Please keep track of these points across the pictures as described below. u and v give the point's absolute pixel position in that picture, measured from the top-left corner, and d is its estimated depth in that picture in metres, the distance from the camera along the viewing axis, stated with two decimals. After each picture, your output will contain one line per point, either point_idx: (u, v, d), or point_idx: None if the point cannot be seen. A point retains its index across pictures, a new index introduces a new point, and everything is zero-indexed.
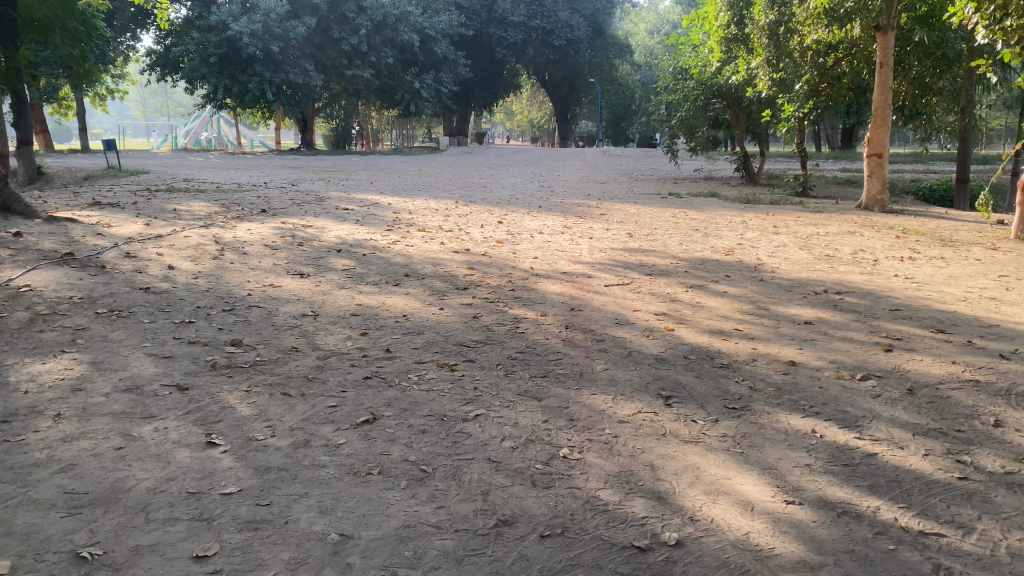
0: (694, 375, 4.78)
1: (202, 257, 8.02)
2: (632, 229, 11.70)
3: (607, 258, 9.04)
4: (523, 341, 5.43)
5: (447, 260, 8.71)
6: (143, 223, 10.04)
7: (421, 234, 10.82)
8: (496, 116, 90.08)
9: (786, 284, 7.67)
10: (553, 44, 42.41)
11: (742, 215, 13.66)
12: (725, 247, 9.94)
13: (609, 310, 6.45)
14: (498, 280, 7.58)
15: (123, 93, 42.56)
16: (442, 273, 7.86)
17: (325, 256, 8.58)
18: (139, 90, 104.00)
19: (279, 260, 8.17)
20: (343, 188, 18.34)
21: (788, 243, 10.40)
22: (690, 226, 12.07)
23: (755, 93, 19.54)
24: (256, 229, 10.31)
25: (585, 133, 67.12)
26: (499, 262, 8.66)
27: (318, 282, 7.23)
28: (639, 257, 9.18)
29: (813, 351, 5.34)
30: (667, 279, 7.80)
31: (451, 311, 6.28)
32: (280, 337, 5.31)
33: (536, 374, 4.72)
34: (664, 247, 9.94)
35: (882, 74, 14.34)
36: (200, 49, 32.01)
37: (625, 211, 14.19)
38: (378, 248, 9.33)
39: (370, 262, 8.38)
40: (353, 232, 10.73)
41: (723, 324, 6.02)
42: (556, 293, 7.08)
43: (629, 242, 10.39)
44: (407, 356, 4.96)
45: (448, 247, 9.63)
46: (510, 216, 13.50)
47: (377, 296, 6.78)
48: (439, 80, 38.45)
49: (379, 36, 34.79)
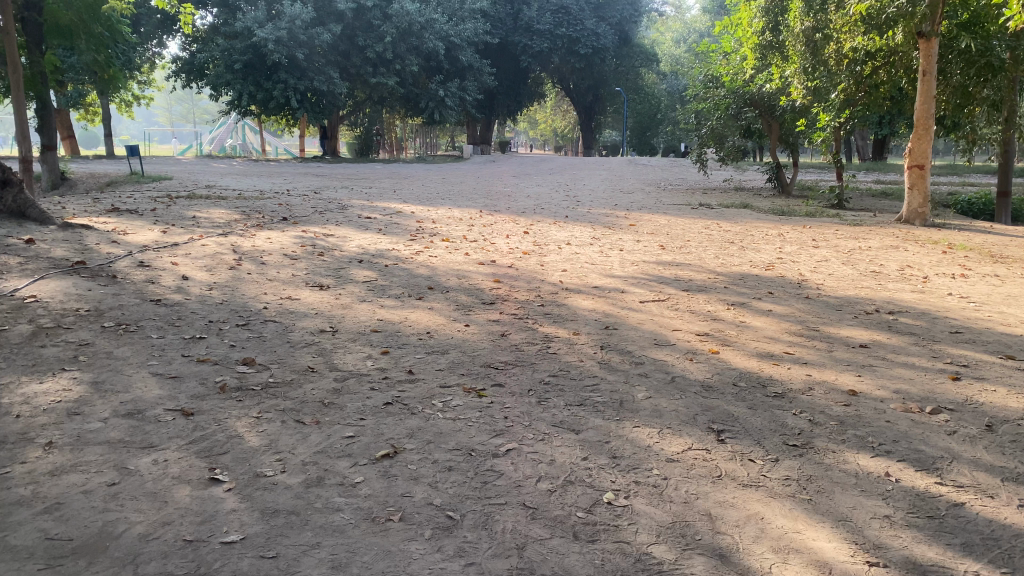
0: (746, 407, 4.36)
1: (218, 267, 7.72)
2: (665, 241, 11.29)
3: (641, 272, 8.65)
4: (556, 363, 5.03)
5: (472, 272, 8.35)
6: (160, 231, 9.79)
7: (446, 244, 10.50)
8: (519, 125, 90.01)
9: (835, 302, 7.23)
10: (578, 52, 42.05)
11: (777, 227, 13.24)
12: (763, 262, 9.51)
13: (647, 329, 6.04)
14: (527, 294, 7.21)
15: (149, 99, 42.82)
16: (467, 287, 7.49)
17: (345, 267, 8.26)
18: (167, 98, 105.25)
19: (298, 271, 7.86)
20: (366, 196, 18.09)
21: (830, 258, 9.94)
22: (724, 238, 11.65)
23: (788, 101, 19.17)
24: (276, 238, 10.03)
25: (609, 142, 66.68)
26: (528, 275, 8.29)
27: (338, 295, 6.88)
28: (674, 271, 8.78)
29: (874, 379, 4.89)
30: (705, 296, 7.39)
31: (478, 329, 5.90)
32: (295, 356, 4.96)
33: (572, 402, 4.32)
34: (699, 261, 9.53)
35: (925, 82, 13.81)
36: (226, 55, 32.05)
37: (655, 222, 13.79)
38: (401, 259, 8.99)
39: (394, 274, 8.04)
40: (377, 241, 10.43)
41: (771, 347, 5.60)
42: (589, 309, 6.69)
43: (662, 255, 9.98)
44: (432, 380, 4.58)
45: (474, 258, 9.29)
46: (536, 226, 13.13)
47: (400, 310, 6.42)
48: (463, 88, 38.24)
49: (404, 43, 34.63)
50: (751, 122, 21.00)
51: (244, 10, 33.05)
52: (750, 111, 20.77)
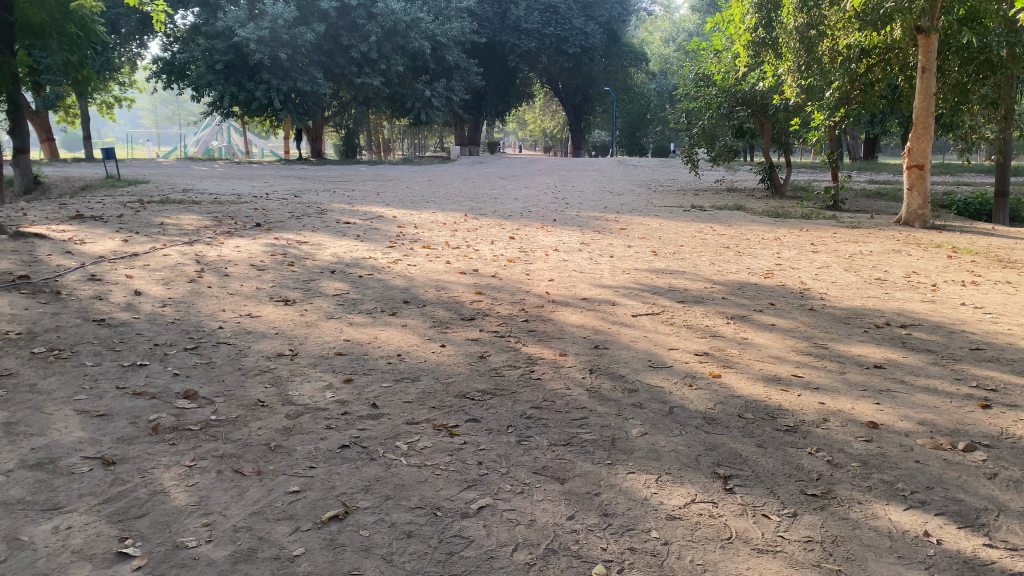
0: (755, 445, 3.82)
1: (176, 280, 7.14)
2: (657, 247, 10.78)
3: (632, 281, 8.14)
4: (540, 391, 4.49)
5: (453, 282, 7.82)
6: (121, 240, 9.20)
7: (426, 251, 9.94)
8: (508, 125, 89.61)
9: (841, 314, 6.73)
10: (567, 51, 41.51)
11: (773, 231, 12.77)
12: (760, 269, 9.01)
13: (640, 348, 5.51)
14: (510, 308, 6.67)
15: (130, 102, 42.09)
16: (446, 300, 6.96)
17: (316, 278, 7.70)
18: (151, 100, 104.33)
19: (263, 283, 7.31)
20: (348, 200, 17.50)
21: (831, 264, 9.45)
22: (718, 243, 11.14)
23: (782, 100, 18.70)
24: (245, 246, 9.45)
25: (598, 142, 66.19)
26: (511, 286, 7.74)
27: (303, 311, 6.32)
28: (667, 280, 8.27)
29: (894, 408, 4.37)
30: (702, 309, 6.87)
31: (455, 350, 5.36)
32: (245, 387, 4.41)
33: (556, 441, 3.77)
34: (694, 267, 9.02)
35: (925, 79, 13.37)
36: (207, 55, 31.38)
37: (646, 226, 13.29)
38: (377, 268, 8.45)
39: (368, 285, 7.48)
40: (353, 248, 9.87)
41: (777, 369, 5.08)
42: (577, 325, 6.15)
43: (654, 261, 9.47)
44: (398, 415, 4.03)
45: (455, 267, 8.75)
46: (523, 230, 12.60)
47: (371, 328, 5.86)
48: (450, 88, 37.63)
49: (389, 43, 34.04)
50: (743, 121, 20.56)
51: (225, 9, 32.38)
52: (742, 110, 20.30)
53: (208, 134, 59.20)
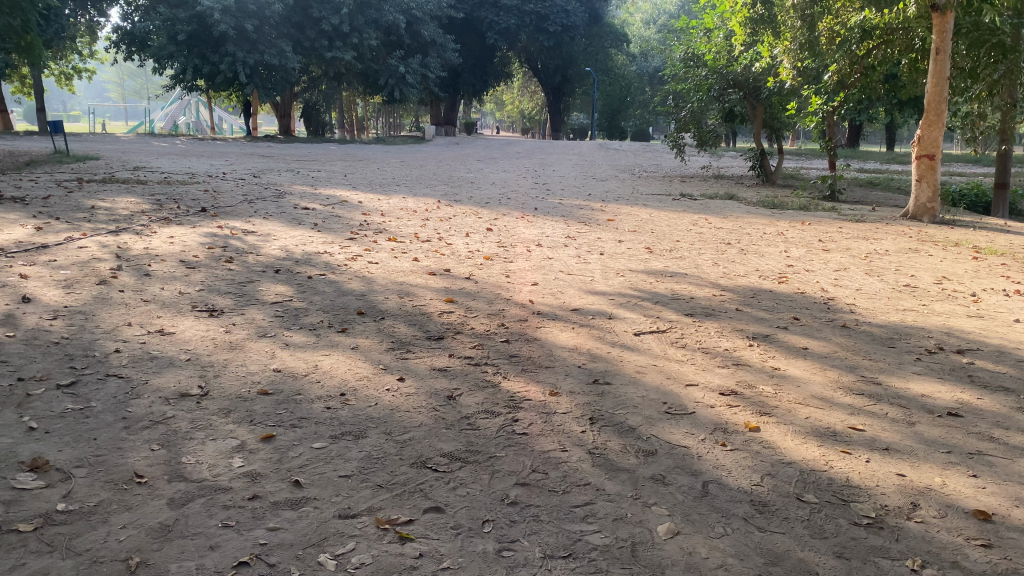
0: (833, 555, 2.70)
1: (81, 282, 5.86)
2: (650, 242, 9.65)
3: (629, 286, 7.02)
4: (527, 457, 3.35)
5: (420, 286, 6.64)
6: (33, 227, 7.88)
7: (391, 245, 8.74)
8: (487, 106, 87.99)
9: (882, 335, 5.64)
10: (547, 30, 40.15)
11: (772, 224, 11.76)
12: (770, 271, 7.95)
13: (653, 383, 4.38)
14: (488, 324, 5.50)
15: (90, 73, 40.12)
16: (411, 310, 5.79)
17: (257, 279, 6.49)
18: (118, 73, 101.14)
19: (189, 286, 6.08)
20: (310, 182, 16.21)
21: (849, 265, 8.40)
22: (719, 238, 10.07)
23: (776, 82, 17.65)
24: (181, 237, 8.16)
25: (576, 125, 64.93)
26: (488, 292, 6.58)
27: (229, 326, 5.11)
28: (670, 284, 7.17)
29: (1001, 484, 3.26)
30: (717, 323, 5.77)
31: (416, 385, 4.20)
32: (122, 452, 3.20)
33: (554, 551, 2.63)
34: (697, 269, 7.92)
35: (938, 62, 12.24)
36: (168, 25, 29.64)
37: (635, 217, 12.19)
38: (332, 267, 7.24)
39: (319, 290, 6.28)
40: (306, 240, 8.66)
41: (829, 418, 3.97)
42: (570, 346, 5.03)
43: (650, 260, 8.35)
44: (329, 504, 2.86)
45: (423, 266, 7.57)
46: (501, 220, 11.45)
47: (313, 352, 4.66)
48: (426, 65, 36.13)
49: (362, 16, 32.48)
50: (734, 105, 19.51)
51: None
52: (734, 93, 19.21)
53: (175, 108, 57.00)
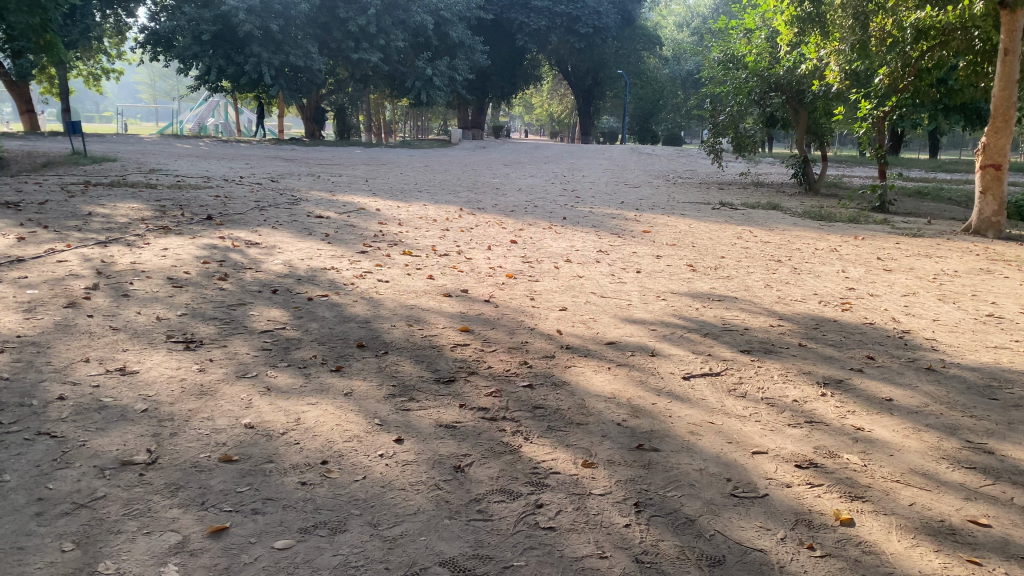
0: None
1: (47, 305, 5.15)
2: (692, 259, 8.81)
3: (671, 313, 6.19)
4: (553, 568, 2.54)
5: (434, 311, 5.86)
6: (17, 237, 7.23)
7: (406, 259, 7.99)
8: (516, 111, 87.33)
9: (979, 382, 4.74)
10: (578, 32, 39.30)
11: (821, 238, 10.86)
12: (830, 297, 7.07)
13: (711, 451, 3.55)
14: (509, 362, 4.70)
15: (118, 74, 40.01)
16: (419, 343, 4.99)
17: (249, 301, 5.74)
18: (149, 75, 101.78)
19: (169, 310, 5.35)
20: (330, 187, 15.57)
21: (917, 289, 7.49)
22: (767, 256, 9.21)
23: (821, 86, 16.71)
24: (176, 249, 7.46)
25: (606, 130, 64.01)
26: (511, 318, 5.79)
27: (203, 364, 4.35)
28: (718, 312, 6.33)
29: None
30: (780, 365, 4.92)
31: (418, 448, 3.41)
32: (17, 558, 2.43)
33: None
34: (748, 293, 7.06)
35: (1007, 64, 11.19)
36: (193, 25, 29.30)
37: (673, 229, 11.33)
38: (338, 286, 6.48)
39: (319, 316, 5.52)
40: (313, 253, 7.91)
41: (941, 507, 3.11)
42: (607, 395, 4.22)
43: (694, 282, 7.52)
44: None
45: (439, 285, 6.80)
46: (528, 231, 10.65)
47: (297, 399, 3.89)
48: (454, 67, 35.41)
49: (389, 17, 31.89)
50: (776, 109, 18.63)
51: None
52: (776, 96, 18.35)
53: (204, 110, 56.98)
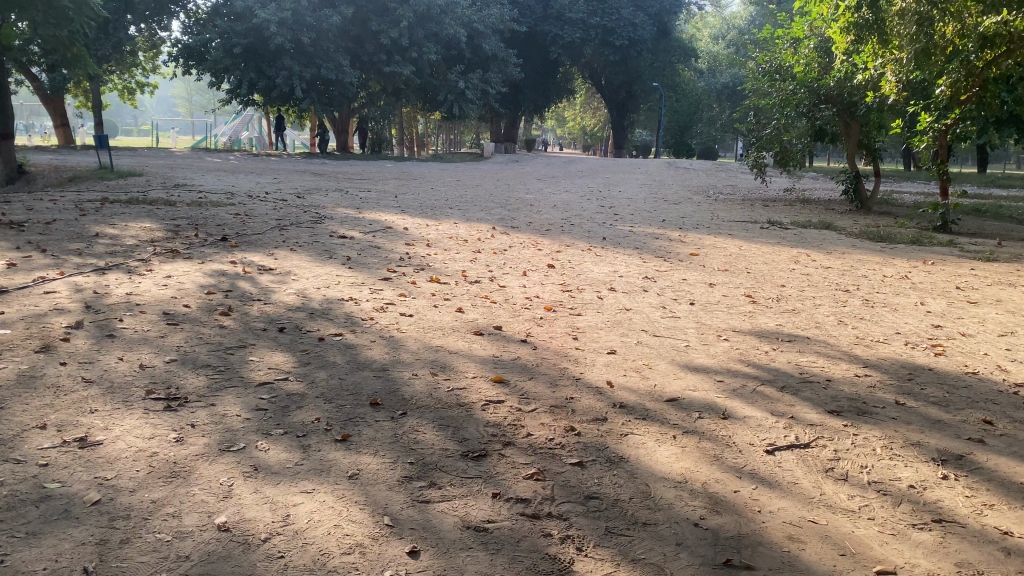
0: None
1: (15, 350, 4.45)
2: (750, 288, 7.96)
3: (737, 357, 5.34)
4: None
5: (462, 355, 5.07)
6: (6, 264, 6.57)
7: (433, 287, 7.23)
8: (547, 123, 86.71)
9: None
10: (613, 44, 38.49)
11: (888, 263, 9.92)
12: (917, 337, 6.17)
13: (821, 572, 2.71)
14: (552, 426, 3.89)
15: (152, 88, 39.98)
16: (444, 400, 4.20)
17: (251, 343, 5.00)
18: (185, 89, 102.92)
19: (156, 356, 4.62)
20: (357, 203, 14.93)
21: (1013, 328, 6.56)
22: (833, 285, 8.32)
23: (875, 98, 15.71)
24: (181, 277, 6.77)
25: (639, 142, 63.08)
26: (552, 364, 4.97)
27: (182, 431, 3.61)
28: (790, 356, 5.49)
29: None
30: (883, 433, 4.05)
31: (439, 566, 2.62)
32: None
33: None
34: (820, 333, 6.20)
35: None
36: (224, 38, 29.02)
37: (723, 252, 10.48)
38: (355, 322, 5.73)
39: (330, 362, 4.76)
40: (330, 280, 7.16)
41: None
42: (675, 478, 3.39)
43: (756, 317, 6.66)
44: None
45: (469, 320, 6.02)
46: (566, 253, 9.85)
47: (289, 485, 3.12)
48: (487, 80, 34.86)
49: (421, 29, 31.36)
50: (826, 122, 17.60)
51: None
52: (827, 109, 17.32)
53: (237, 123, 57.13)
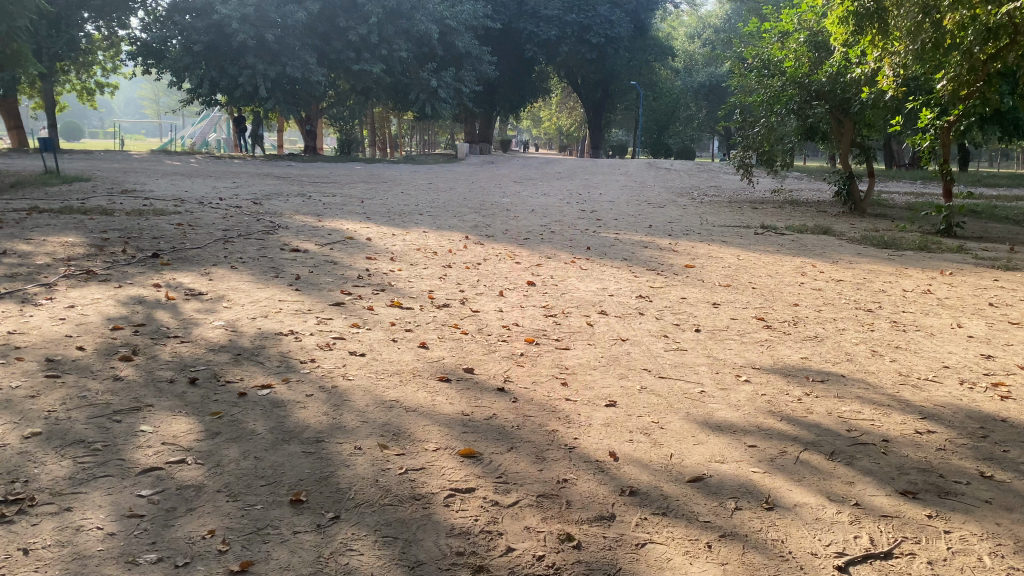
0: None
1: None
2: (761, 309, 6.97)
3: (765, 411, 4.30)
4: None
5: (423, 414, 3.97)
6: None
7: (394, 314, 6.13)
8: (523, 123, 85.78)
9: None
10: (589, 42, 37.50)
11: (903, 274, 8.96)
12: (970, 372, 5.16)
13: None
14: (541, 536, 2.83)
15: (113, 89, 38.34)
16: (393, 491, 3.11)
17: (147, 405, 3.87)
18: (152, 90, 100.71)
19: (12, 430, 3.47)
20: (319, 209, 13.82)
21: None
22: (852, 303, 7.35)
23: (871, 94, 14.80)
24: (87, 308, 5.61)
25: (616, 142, 62.19)
26: (537, 425, 3.89)
27: (6, 565, 2.50)
28: (828, 404, 4.47)
29: None
30: (985, 529, 3.02)
31: None
32: None
33: None
34: (857, 370, 5.18)
35: None
36: (184, 35, 27.64)
37: (720, 262, 9.51)
38: (289, 369, 4.60)
39: (250, 431, 3.65)
40: (270, 307, 6.04)
41: None
42: None
43: (775, 349, 5.63)
44: None
45: (434, 360, 4.92)
46: (547, 267, 8.78)
47: None
48: (460, 79, 33.74)
49: (392, 26, 30.15)
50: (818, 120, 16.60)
51: None
52: (818, 106, 16.33)
53: (206, 125, 55.48)
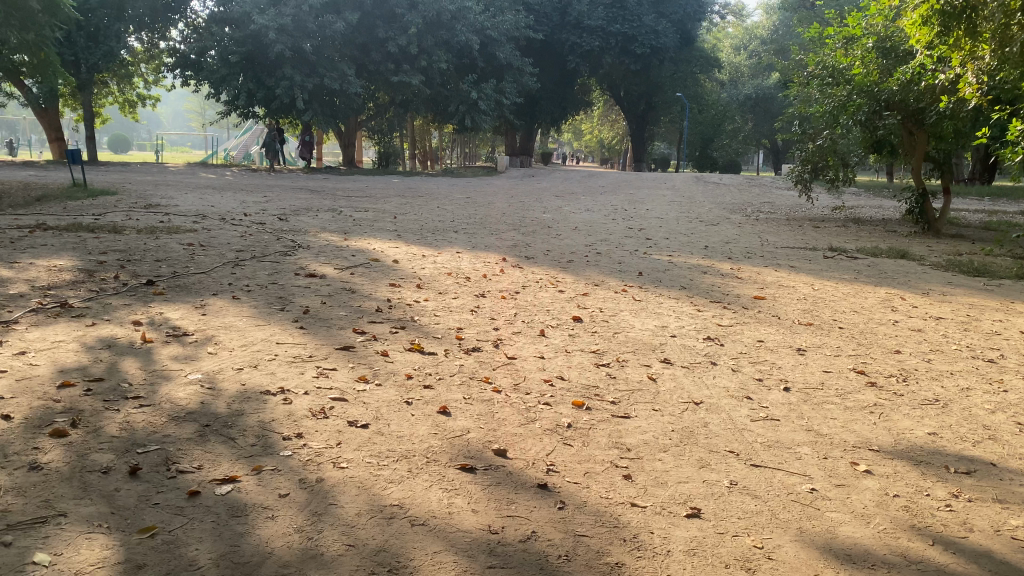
0: None
1: None
2: (858, 358, 5.73)
3: (903, 530, 3.10)
4: None
5: (434, 532, 2.87)
6: None
7: (412, 363, 5.04)
8: (565, 134, 84.61)
9: None
10: (634, 52, 36.35)
11: (1013, 311, 7.64)
12: None
13: None
14: None
15: (154, 100, 38.13)
16: None
17: (57, 515, 2.81)
18: (197, 103, 101.74)
19: None
20: (347, 226, 12.86)
21: None
22: (968, 351, 6.05)
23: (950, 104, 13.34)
24: (41, 354, 4.61)
25: (660, 154, 60.75)
26: (593, 556, 2.77)
27: None
28: (987, 515, 3.25)
29: None
30: None
31: None
32: None
33: None
34: (1010, 455, 3.93)
35: None
36: (221, 46, 27.13)
37: (793, 293, 8.29)
38: (270, 448, 3.54)
39: (187, 565, 2.58)
40: (264, 353, 4.98)
41: None
42: None
43: (892, 420, 4.41)
44: None
45: (456, 436, 3.82)
46: (594, 297, 7.64)
47: None
48: (501, 90, 32.74)
49: (431, 36, 29.30)
50: (888, 132, 15.18)
51: None
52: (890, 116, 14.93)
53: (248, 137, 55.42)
